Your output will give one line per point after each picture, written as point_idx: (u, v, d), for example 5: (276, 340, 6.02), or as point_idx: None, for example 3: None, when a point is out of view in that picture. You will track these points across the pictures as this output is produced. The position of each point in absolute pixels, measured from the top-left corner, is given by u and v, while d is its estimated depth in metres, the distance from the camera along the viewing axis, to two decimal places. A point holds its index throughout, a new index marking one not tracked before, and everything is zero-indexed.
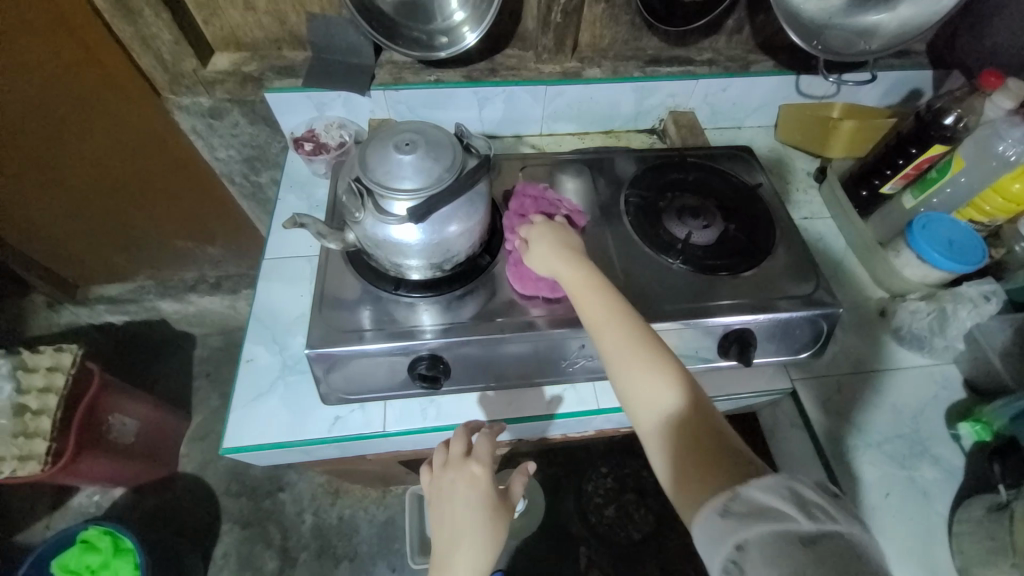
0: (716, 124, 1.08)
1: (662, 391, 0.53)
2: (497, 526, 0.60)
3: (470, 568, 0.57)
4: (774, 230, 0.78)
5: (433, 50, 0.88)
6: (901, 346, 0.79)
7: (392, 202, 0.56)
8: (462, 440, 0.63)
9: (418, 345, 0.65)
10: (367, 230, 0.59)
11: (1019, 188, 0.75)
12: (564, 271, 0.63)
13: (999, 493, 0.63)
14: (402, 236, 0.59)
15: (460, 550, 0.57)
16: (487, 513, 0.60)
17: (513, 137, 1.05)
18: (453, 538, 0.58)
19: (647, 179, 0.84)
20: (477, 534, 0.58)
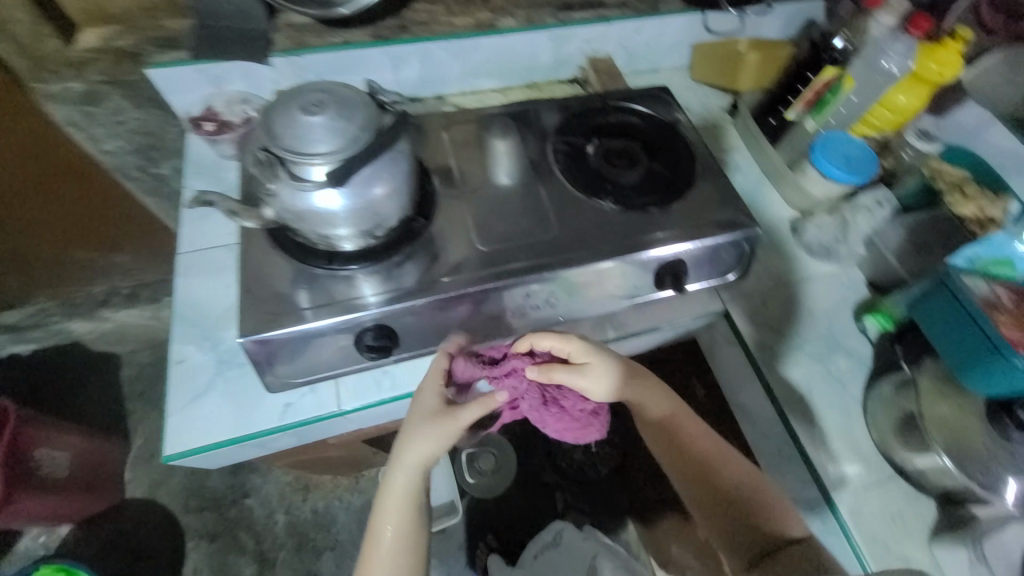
0: (634, 68, 1.09)
1: (602, 378, 0.66)
2: (442, 432, 0.64)
3: (416, 462, 0.65)
4: (695, 163, 0.82)
5: (331, 6, 0.85)
6: (813, 258, 0.87)
7: (308, 168, 0.53)
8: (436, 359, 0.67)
9: (361, 316, 0.64)
10: (285, 202, 0.56)
11: (903, 100, 0.84)
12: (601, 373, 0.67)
13: (902, 370, 0.73)
14: (324, 203, 0.57)
15: (401, 444, 0.65)
16: (430, 421, 0.64)
17: (434, 98, 1.01)
18: (401, 439, 0.65)
19: (572, 125, 0.84)
20: (421, 435, 0.64)
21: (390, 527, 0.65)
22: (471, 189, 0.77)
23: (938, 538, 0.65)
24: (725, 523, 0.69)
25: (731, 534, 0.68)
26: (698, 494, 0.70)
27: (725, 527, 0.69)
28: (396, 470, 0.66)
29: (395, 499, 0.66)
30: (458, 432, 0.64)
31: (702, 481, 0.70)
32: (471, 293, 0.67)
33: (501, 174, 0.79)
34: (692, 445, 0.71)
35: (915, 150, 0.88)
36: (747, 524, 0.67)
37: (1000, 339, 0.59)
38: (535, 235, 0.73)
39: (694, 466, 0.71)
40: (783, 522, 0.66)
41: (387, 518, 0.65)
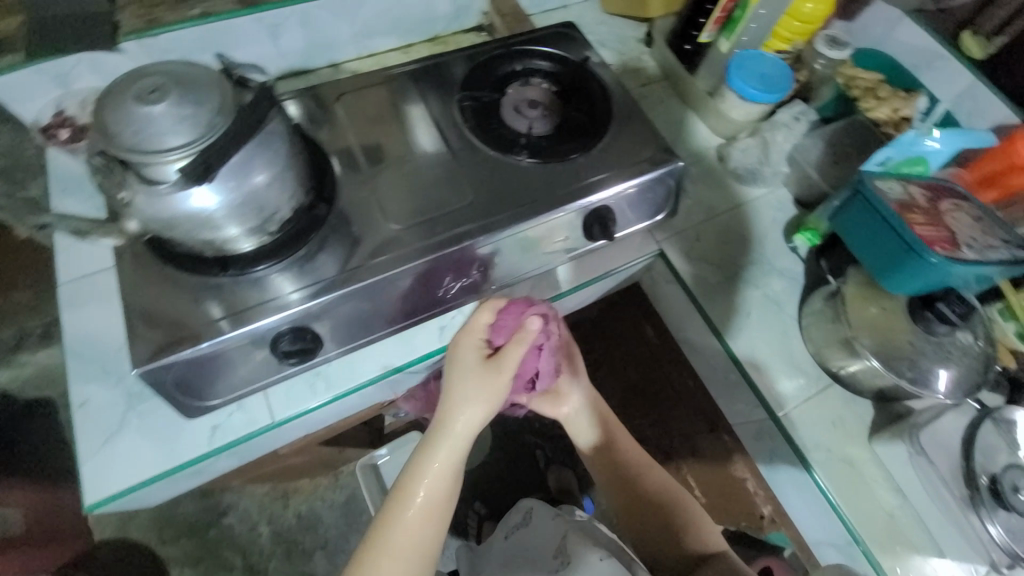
0: (541, 7, 1.02)
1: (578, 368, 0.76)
2: (492, 387, 0.60)
3: (466, 428, 0.60)
4: (611, 102, 0.78)
5: None
6: (742, 183, 0.87)
7: (163, 168, 0.47)
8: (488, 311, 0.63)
9: (271, 322, 0.58)
10: (145, 211, 0.49)
11: (810, 8, 0.82)
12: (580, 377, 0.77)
13: (830, 283, 0.74)
14: (193, 205, 0.50)
15: (455, 411, 0.60)
16: (481, 376, 0.60)
17: (329, 67, 0.92)
18: (451, 398, 0.60)
19: (478, 78, 0.78)
20: (472, 392, 0.60)
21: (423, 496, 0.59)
22: (378, 163, 0.70)
23: (876, 434, 0.68)
24: (651, 534, 0.72)
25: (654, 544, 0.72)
26: (630, 506, 0.73)
27: (650, 538, 0.72)
28: (440, 434, 0.60)
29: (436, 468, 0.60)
30: (508, 388, 0.60)
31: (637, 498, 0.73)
32: (392, 276, 0.63)
33: (408, 144, 0.72)
34: (624, 454, 0.75)
35: (829, 61, 0.87)
36: (669, 536, 0.71)
37: (915, 240, 0.60)
38: (453, 204, 0.68)
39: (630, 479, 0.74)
40: (700, 534, 0.70)
41: (420, 491, 0.59)
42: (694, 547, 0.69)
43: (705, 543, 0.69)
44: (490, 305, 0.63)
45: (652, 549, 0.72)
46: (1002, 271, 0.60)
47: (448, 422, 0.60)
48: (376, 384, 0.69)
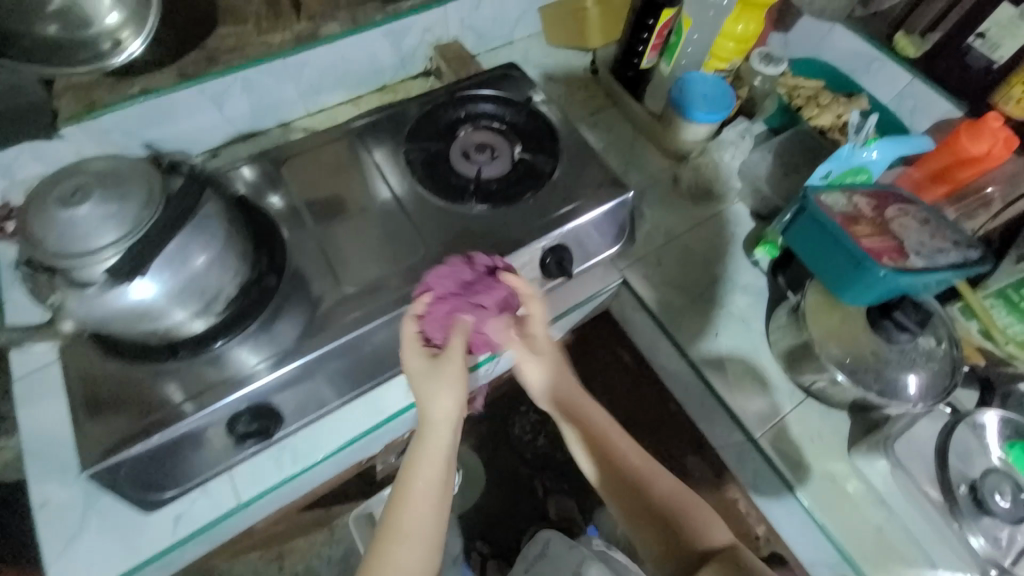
0: (486, 46, 1.04)
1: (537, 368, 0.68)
2: (449, 373, 0.60)
3: (443, 417, 0.60)
4: (558, 139, 0.79)
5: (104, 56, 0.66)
6: (698, 202, 0.87)
7: (94, 269, 0.46)
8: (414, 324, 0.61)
9: (225, 406, 0.57)
10: (81, 311, 0.48)
11: (742, 29, 0.84)
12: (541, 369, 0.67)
13: (790, 299, 0.74)
14: (133, 298, 0.49)
15: (430, 406, 0.59)
16: (433, 373, 0.59)
17: (279, 127, 0.92)
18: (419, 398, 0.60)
19: (424, 128, 0.78)
20: (435, 388, 0.60)
21: (416, 497, 0.59)
22: (330, 223, 0.70)
23: (854, 446, 0.68)
24: (649, 533, 0.63)
25: (654, 548, 0.63)
26: (628, 507, 0.64)
27: (650, 540, 0.63)
28: (424, 434, 0.61)
29: (421, 465, 0.60)
30: (464, 368, 0.60)
31: (631, 497, 0.63)
32: (348, 341, 0.62)
33: (360, 201, 0.72)
34: (622, 463, 0.65)
35: (766, 76, 0.90)
36: (672, 535, 0.62)
37: (862, 254, 0.60)
38: (407, 260, 0.68)
39: (627, 476, 0.65)
40: (704, 530, 0.61)
41: (414, 482, 0.59)
42: (697, 545, 0.60)
43: (709, 539, 0.61)
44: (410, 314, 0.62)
45: (652, 548, 0.63)
46: (956, 275, 0.59)
47: (426, 416, 0.60)
48: (343, 452, 0.67)
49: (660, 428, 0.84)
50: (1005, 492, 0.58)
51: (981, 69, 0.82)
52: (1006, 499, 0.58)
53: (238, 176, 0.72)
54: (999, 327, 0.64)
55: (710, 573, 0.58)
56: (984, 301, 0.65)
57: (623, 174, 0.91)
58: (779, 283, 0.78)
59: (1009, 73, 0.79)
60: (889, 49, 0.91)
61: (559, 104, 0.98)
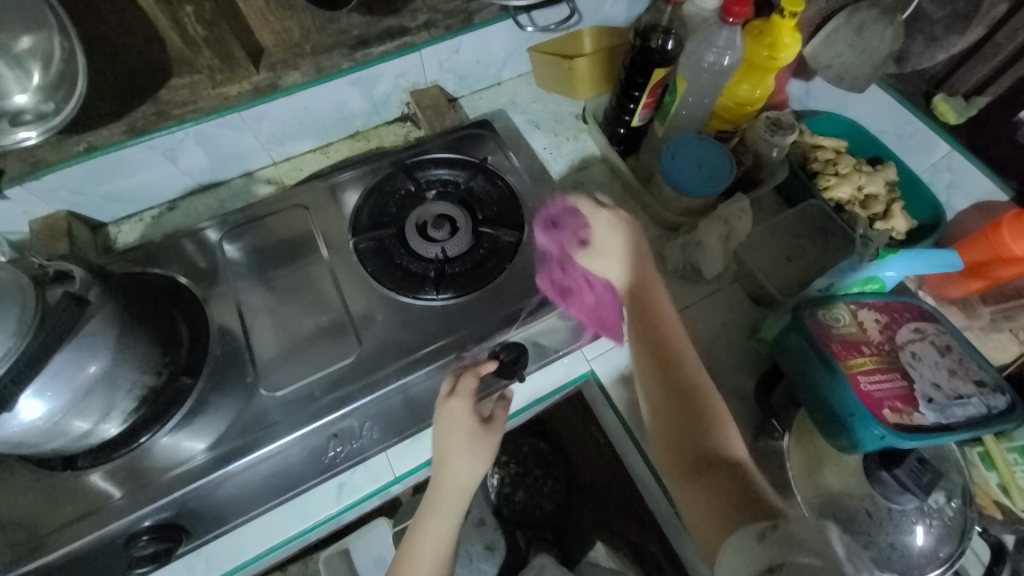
0: (470, 88, 0.96)
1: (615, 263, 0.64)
2: (487, 446, 0.60)
3: (463, 491, 0.60)
4: (522, 209, 0.71)
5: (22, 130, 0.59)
6: (685, 282, 0.78)
7: None
8: (471, 377, 0.61)
9: (122, 523, 0.53)
10: None
11: (746, 90, 0.75)
12: (620, 269, 0.63)
13: (776, 429, 0.63)
14: (22, 421, 0.45)
15: (449, 482, 0.59)
16: (473, 438, 0.60)
17: (242, 176, 0.88)
18: (442, 461, 0.60)
19: (380, 197, 0.72)
20: (467, 454, 0.59)
21: (425, 557, 0.58)
22: (267, 306, 0.65)
23: None
24: (670, 422, 0.56)
25: (669, 432, 0.55)
26: (662, 394, 0.57)
27: (666, 425, 0.56)
28: (436, 505, 0.60)
29: (428, 540, 0.59)
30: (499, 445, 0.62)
31: (682, 400, 0.56)
32: (265, 453, 0.57)
33: (318, 262, 0.68)
34: (686, 371, 0.58)
35: (782, 147, 0.76)
36: (696, 428, 0.54)
37: (857, 403, 0.50)
38: (339, 360, 0.62)
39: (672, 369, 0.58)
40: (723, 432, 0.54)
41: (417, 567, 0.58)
42: (718, 445, 0.53)
43: (728, 438, 0.53)
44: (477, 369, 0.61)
45: (663, 452, 0.56)
46: (974, 434, 0.49)
47: (445, 489, 0.59)
48: (265, 560, 0.60)
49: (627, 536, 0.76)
50: None
51: None
52: None
53: (178, 248, 0.67)
54: (1020, 485, 0.56)
55: (714, 471, 0.51)
56: (1007, 454, 0.57)
57: None
58: (763, 409, 0.65)
59: None
60: (927, 112, 0.76)
61: (543, 157, 0.89)
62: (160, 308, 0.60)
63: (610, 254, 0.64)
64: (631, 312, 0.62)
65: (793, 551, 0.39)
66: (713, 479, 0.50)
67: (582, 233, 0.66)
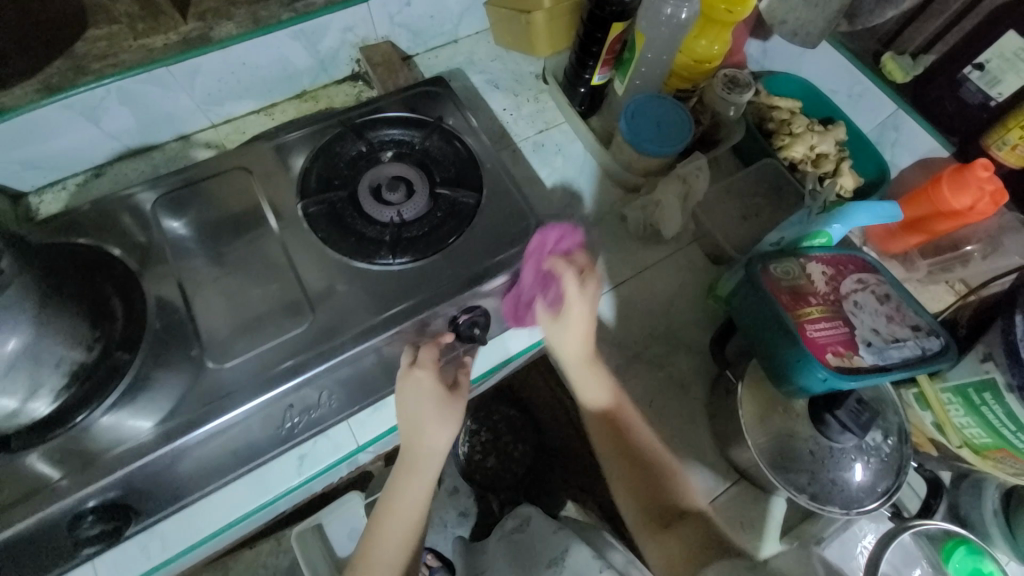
0: (424, 45, 0.91)
1: (594, 388, 0.65)
2: (455, 412, 0.63)
3: (435, 452, 0.63)
4: (482, 172, 0.69)
5: None
6: (646, 243, 0.79)
7: None
8: (432, 349, 0.62)
9: (63, 506, 0.49)
10: None
11: (704, 46, 0.74)
12: (594, 388, 0.65)
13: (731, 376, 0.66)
14: None
15: (420, 445, 0.62)
16: (444, 405, 0.62)
17: (178, 140, 0.81)
18: (415, 429, 0.62)
19: (329, 160, 0.68)
20: (437, 421, 0.62)
21: (402, 512, 0.63)
22: (216, 274, 0.61)
23: (787, 534, 0.63)
24: (636, 487, 0.64)
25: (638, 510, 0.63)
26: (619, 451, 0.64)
27: (632, 495, 0.64)
28: (411, 463, 0.63)
29: (405, 495, 0.63)
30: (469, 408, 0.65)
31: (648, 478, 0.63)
32: (216, 427, 0.54)
33: (267, 230, 0.64)
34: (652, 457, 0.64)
35: (739, 106, 0.76)
36: (653, 487, 0.63)
37: (804, 350, 0.52)
38: (294, 328, 0.59)
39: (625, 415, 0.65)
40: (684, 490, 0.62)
41: (388, 522, 0.63)
42: (675, 500, 0.62)
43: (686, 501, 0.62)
44: (436, 340, 0.63)
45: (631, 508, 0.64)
46: (910, 375, 0.52)
47: (417, 450, 0.63)
48: (225, 534, 0.60)
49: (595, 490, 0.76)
50: None
51: (977, 105, 0.70)
52: None
53: (110, 217, 0.62)
54: (954, 424, 0.57)
55: (683, 528, 0.61)
56: (941, 395, 0.58)
57: (570, 206, 0.81)
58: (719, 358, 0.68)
59: (1006, 112, 0.68)
60: (875, 71, 0.78)
61: (504, 119, 0.87)
62: (87, 279, 0.55)
63: (580, 372, 0.65)
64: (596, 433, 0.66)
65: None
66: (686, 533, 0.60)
67: (553, 300, 0.65)
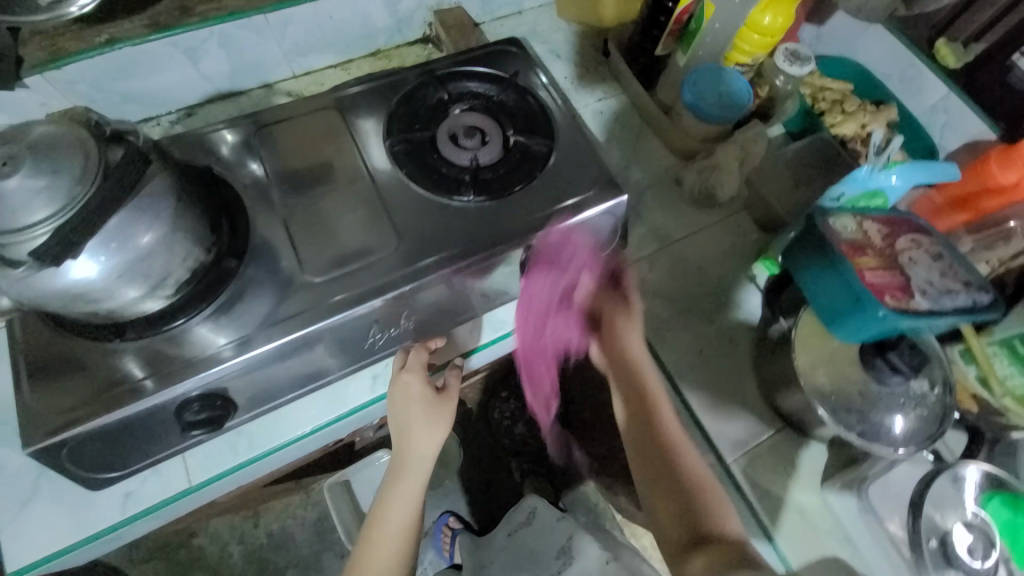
0: (491, 14, 0.95)
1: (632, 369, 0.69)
2: (441, 415, 0.68)
3: (424, 452, 0.68)
4: (555, 125, 0.73)
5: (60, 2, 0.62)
6: (698, 207, 0.83)
7: (68, 265, 0.45)
8: (419, 354, 0.67)
9: (170, 392, 0.54)
10: (32, 285, 0.45)
11: (769, 21, 0.77)
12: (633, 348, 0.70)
13: (781, 323, 0.71)
14: (74, 277, 0.46)
15: (409, 444, 0.67)
16: (432, 407, 0.67)
17: (261, 87, 0.87)
18: (404, 430, 0.67)
19: (410, 106, 0.72)
20: (426, 420, 0.67)
21: (398, 511, 0.68)
22: (305, 201, 0.65)
23: (828, 480, 0.65)
24: (669, 517, 0.63)
25: (670, 523, 0.63)
26: (651, 479, 0.65)
27: (667, 513, 0.63)
28: (403, 464, 0.68)
29: (398, 492, 0.68)
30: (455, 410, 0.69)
31: (673, 483, 0.63)
32: (306, 334, 0.58)
33: (351, 166, 0.68)
34: (681, 457, 0.64)
35: (789, 77, 0.82)
36: (683, 505, 0.62)
37: (863, 291, 0.56)
38: (377, 251, 0.63)
39: (673, 442, 0.65)
40: (717, 515, 0.61)
41: (385, 518, 0.68)
42: (709, 526, 0.60)
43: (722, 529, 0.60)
44: (424, 345, 0.67)
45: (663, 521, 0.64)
46: (962, 320, 0.55)
47: (406, 450, 0.67)
48: (300, 441, 0.67)
49: None
50: (977, 551, 0.59)
51: None
52: None
53: (210, 144, 0.67)
54: (999, 377, 0.63)
55: (715, 549, 0.58)
56: (987, 348, 0.64)
57: (625, 170, 0.85)
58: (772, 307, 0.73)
59: None
60: (928, 55, 0.81)
61: (565, 87, 0.91)
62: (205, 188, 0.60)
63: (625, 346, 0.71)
64: (630, 426, 0.68)
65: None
66: (703, 557, 0.58)
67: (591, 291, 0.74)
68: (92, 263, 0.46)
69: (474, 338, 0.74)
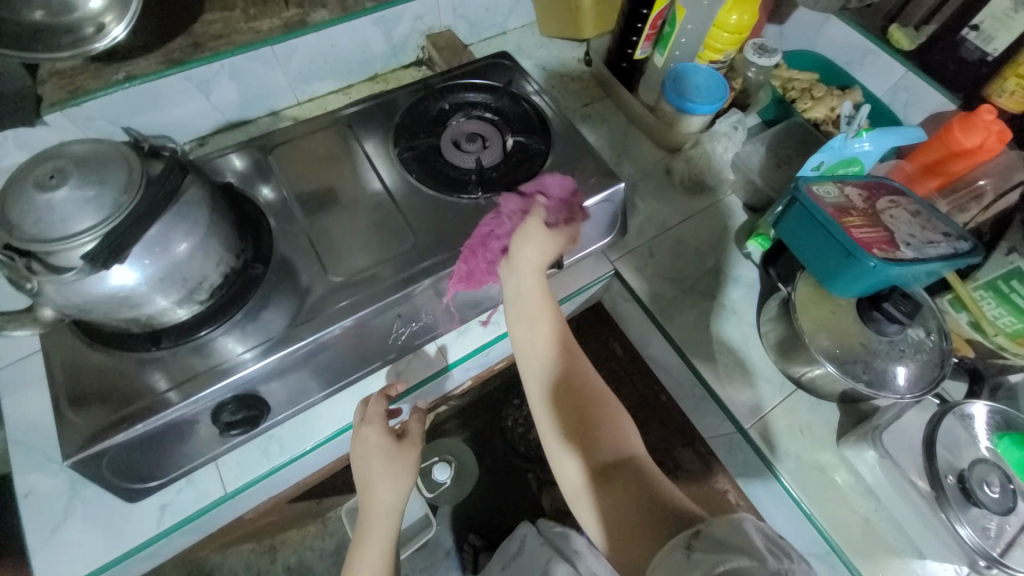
0: (479, 36, 1.02)
1: (522, 279, 0.66)
2: (403, 461, 0.65)
3: (391, 504, 0.64)
4: (550, 125, 0.78)
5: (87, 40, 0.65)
6: (689, 194, 0.88)
7: (108, 272, 0.48)
8: (380, 402, 0.66)
9: (205, 395, 0.56)
10: (77, 292, 0.47)
11: (736, 19, 0.81)
12: (534, 275, 0.66)
13: (781, 291, 0.75)
14: (114, 283, 0.48)
15: (372, 499, 0.63)
16: (392, 457, 0.64)
17: (268, 115, 0.92)
18: (367, 483, 0.64)
19: (412, 118, 0.77)
20: (387, 473, 0.63)
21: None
22: (321, 210, 0.69)
23: (843, 437, 0.69)
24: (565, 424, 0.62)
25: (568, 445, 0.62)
26: (550, 390, 0.64)
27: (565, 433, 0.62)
28: (370, 520, 0.63)
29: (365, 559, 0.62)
30: (417, 457, 0.67)
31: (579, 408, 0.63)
32: (332, 331, 0.61)
33: (362, 175, 0.72)
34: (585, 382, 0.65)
35: (760, 68, 0.90)
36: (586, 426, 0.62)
37: (852, 245, 0.59)
38: (393, 251, 0.67)
39: (585, 385, 0.65)
40: (619, 439, 0.62)
41: None
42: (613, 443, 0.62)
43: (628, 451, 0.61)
44: (383, 393, 0.67)
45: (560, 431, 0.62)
46: (946, 266, 0.59)
47: (371, 505, 0.63)
48: (329, 443, 0.69)
49: (635, 416, 0.89)
50: (993, 483, 0.59)
51: (977, 61, 0.80)
52: (993, 490, 0.59)
53: (228, 165, 0.71)
54: (989, 318, 0.67)
55: (624, 487, 0.58)
56: (974, 293, 0.69)
57: (617, 165, 0.90)
58: (770, 277, 0.77)
59: (1004, 64, 0.77)
60: (883, 41, 0.89)
61: (553, 95, 0.97)
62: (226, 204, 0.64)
63: (529, 272, 0.66)
64: (530, 349, 0.66)
65: (716, 553, 0.44)
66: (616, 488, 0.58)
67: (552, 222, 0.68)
68: (129, 270, 0.49)
69: (444, 357, 0.75)
